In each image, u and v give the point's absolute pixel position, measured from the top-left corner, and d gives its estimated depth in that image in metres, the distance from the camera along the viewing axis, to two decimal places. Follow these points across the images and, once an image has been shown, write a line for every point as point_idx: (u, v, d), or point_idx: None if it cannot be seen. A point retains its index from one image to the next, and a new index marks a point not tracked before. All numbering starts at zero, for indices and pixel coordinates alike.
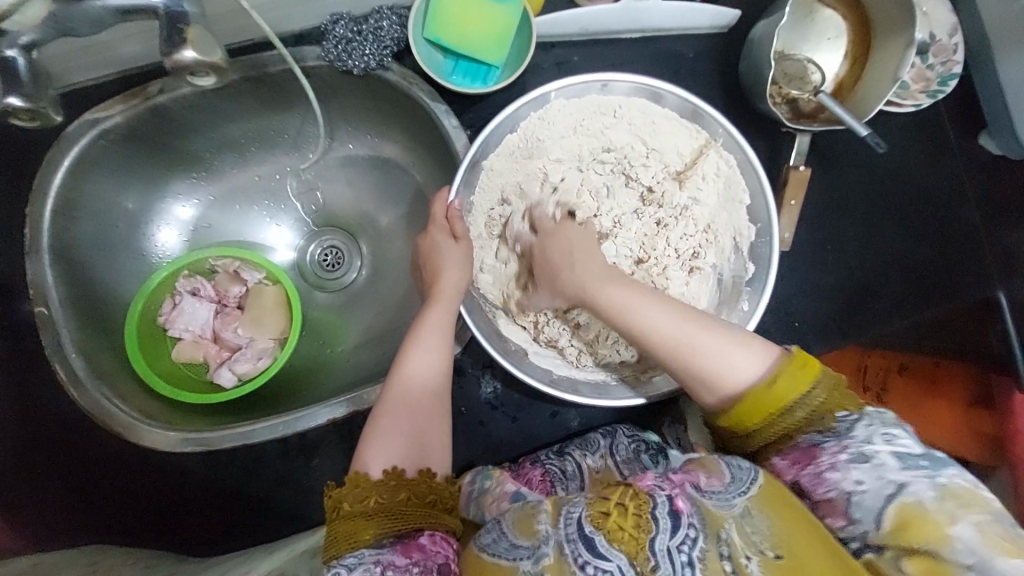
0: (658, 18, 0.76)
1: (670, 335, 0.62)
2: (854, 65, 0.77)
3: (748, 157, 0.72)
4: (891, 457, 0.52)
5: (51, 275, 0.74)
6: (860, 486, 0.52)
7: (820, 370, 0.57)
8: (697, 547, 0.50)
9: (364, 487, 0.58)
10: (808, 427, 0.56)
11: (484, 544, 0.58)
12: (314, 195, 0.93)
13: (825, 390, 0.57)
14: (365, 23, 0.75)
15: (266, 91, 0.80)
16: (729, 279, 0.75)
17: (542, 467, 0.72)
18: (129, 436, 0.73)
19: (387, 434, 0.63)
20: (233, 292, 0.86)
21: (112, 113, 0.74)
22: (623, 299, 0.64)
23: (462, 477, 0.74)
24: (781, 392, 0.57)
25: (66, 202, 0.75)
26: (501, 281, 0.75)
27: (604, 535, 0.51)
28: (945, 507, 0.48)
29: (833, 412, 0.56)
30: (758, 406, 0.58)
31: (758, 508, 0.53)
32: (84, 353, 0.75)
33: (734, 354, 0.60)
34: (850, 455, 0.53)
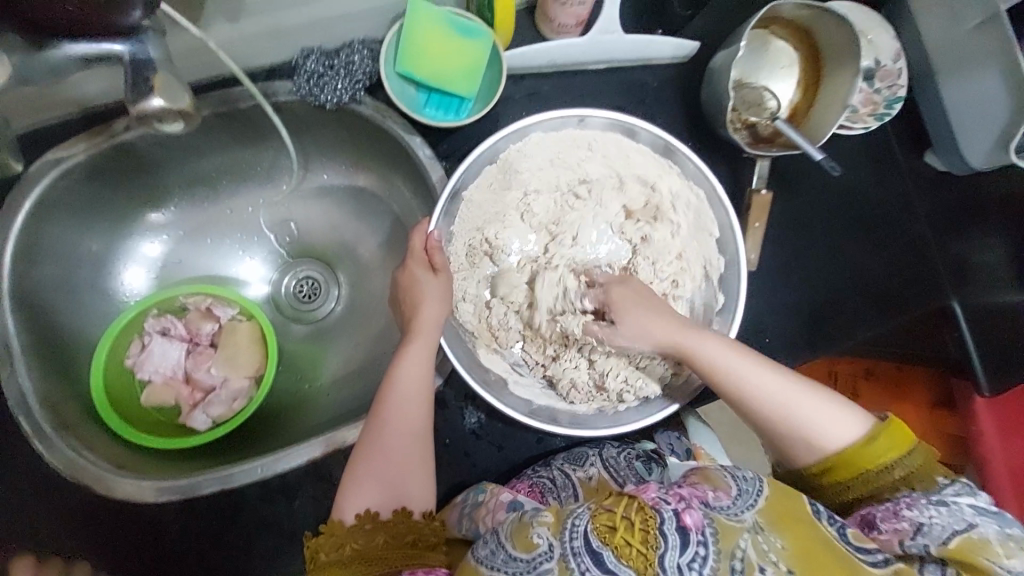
0: (622, 50, 0.79)
1: (776, 394, 0.64)
2: (807, 91, 0.82)
3: (717, 190, 0.74)
4: (970, 507, 0.55)
5: (10, 323, 0.70)
6: (931, 519, 0.55)
7: (913, 441, 0.59)
8: (707, 565, 0.51)
9: (340, 535, 0.58)
10: (902, 491, 0.58)
11: (481, 557, 0.57)
12: (287, 227, 0.92)
13: (920, 455, 0.59)
14: (336, 57, 0.76)
15: (237, 126, 0.79)
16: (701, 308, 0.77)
17: (531, 479, 0.73)
18: (96, 489, 0.69)
19: (366, 476, 0.63)
20: (204, 330, 0.84)
21: (73, 151, 0.72)
22: (718, 354, 0.66)
23: (453, 499, 0.73)
24: (873, 453, 0.60)
25: (25, 246, 0.72)
26: (480, 310, 0.76)
27: (612, 551, 0.51)
28: (1006, 546, 0.52)
29: (933, 477, 0.58)
30: (846, 466, 0.61)
31: (769, 522, 0.56)
32: (45, 402, 0.71)
33: (830, 415, 0.62)
34: (931, 500, 0.56)
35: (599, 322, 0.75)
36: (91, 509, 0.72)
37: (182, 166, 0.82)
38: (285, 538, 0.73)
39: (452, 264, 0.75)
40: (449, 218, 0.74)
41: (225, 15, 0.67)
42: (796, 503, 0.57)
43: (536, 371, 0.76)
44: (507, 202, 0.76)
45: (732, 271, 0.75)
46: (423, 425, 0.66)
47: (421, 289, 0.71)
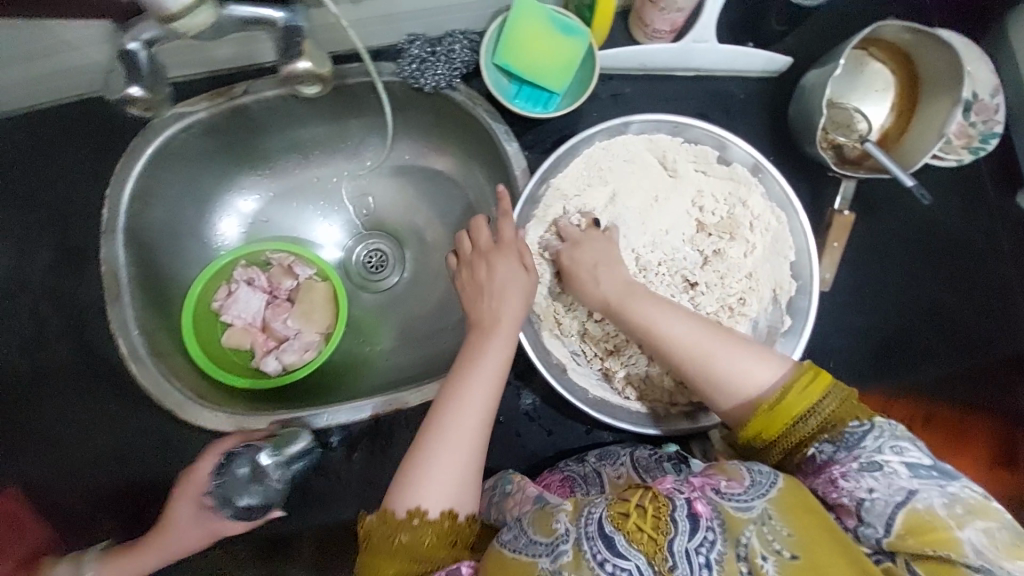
0: (713, 60, 0.81)
1: (698, 344, 0.64)
2: (900, 116, 0.80)
3: (802, 224, 0.74)
4: (902, 467, 0.55)
5: (123, 255, 0.77)
6: (871, 493, 0.56)
7: (829, 383, 0.61)
8: (714, 551, 0.54)
9: (390, 524, 0.59)
10: (822, 437, 0.60)
11: (505, 542, 0.60)
12: (365, 200, 0.97)
13: (837, 399, 0.61)
14: (439, 45, 0.81)
15: (339, 100, 0.85)
16: (765, 329, 0.76)
17: (562, 472, 0.74)
18: (179, 415, 0.75)
19: (423, 466, 0.61)
20: (284, 285, 0.90)
21: (196, 108, 0.79)
22: (643, 313, 0.66)
23: (485, 482, 0.76)
24: (793, 405, 0.61)
25: (143, 188, 0.79)
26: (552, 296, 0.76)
27: (623, 535, 0.54)
28: (953, 512, 0.52)
29: (843, 421, 0.60)
30: (773, 420, 0.62)
31: (779, 511, 0.57)
32: (144, 329, 0.78)
33: (753, 365, 0.63)
34: (863, 465, 0.57)
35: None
36: (168, 438, 0.77)
37: (283, 133, 0.89)
38: (342, 485, 0.78)
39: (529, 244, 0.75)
40: (533, 204, 0.75)
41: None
42: (809, 499, 0.58)
43: (593, 362, 0.76)
44: (595, 194, 0.77)
45: (802, 295, 0.74)
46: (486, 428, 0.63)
47: (496, 287, 0.69)
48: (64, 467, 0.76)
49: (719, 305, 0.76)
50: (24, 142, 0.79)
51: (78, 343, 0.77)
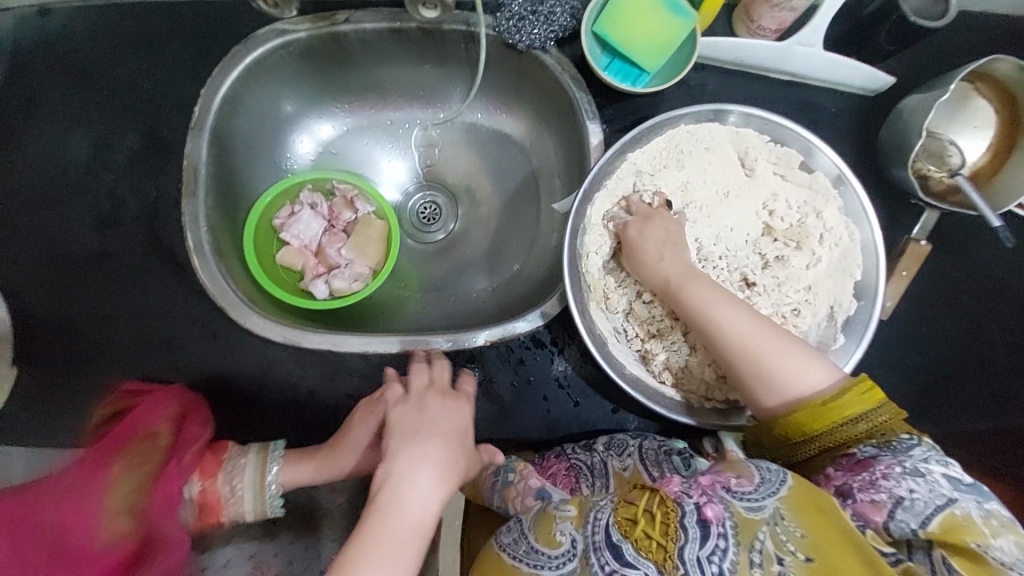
0: (813, 67, 0.79)
1: (753, 335, 0.66)
2: (996, 157, 0.77)
3: (875, 240, 0.72)
4: (945, 479, 0.55)
5: (205, 154, 0.80)
6: (912, 493, 0.55)
7: (882, 397, 0.62)
8: (726, 559, 0.55)
9: None
10: (865, 441, 0.61)
11: (504, 544, 0.69)
12: (433, 152, 0.99)
13: (888, 412, 0.61)
14: (541, 4, 0.80)
15: (430, 46, 0.87)
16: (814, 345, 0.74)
17: (568, 460, 0.76)
18: (229, 313, 0.79)
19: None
20: (344, 216, 0.92)
21: (298, 28, 0.82)
22: (702, 294, 0.69)
23: (485, 466, 0.78)
24: (840, 407, 0.62)
25: (233, 95, 0.83)
26: (604, 270, 0.77)
27: (632, 545, 0.58)
28: (990, 523, 0.52)
29: (894, 431, 0.61)
30: (815, 418, 0.62)
31: (790, 511, 0.57)
32: (211, 227, 0.81)
33: (804, 364, 0.65)
34: (906, 469, 0.57)
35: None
36: (213, 333, 0.80)
37: (369, 70, 0.91)
38: None
39: (591, 214, 0.75)
40: (604, 177, 0.74)
41: None
42: (819, 493, 0.57)
43: (632, 343, 0.77)
44: (669, 177, 0.77)
45: (862, 314, 0.72)
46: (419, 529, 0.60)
47: (433, 419, 0.66)
48: (114, 338, 0.80)
49: (772, 311, 0.75)
50: (137, 31, 0.83)
51: (149, 227, 0.81)
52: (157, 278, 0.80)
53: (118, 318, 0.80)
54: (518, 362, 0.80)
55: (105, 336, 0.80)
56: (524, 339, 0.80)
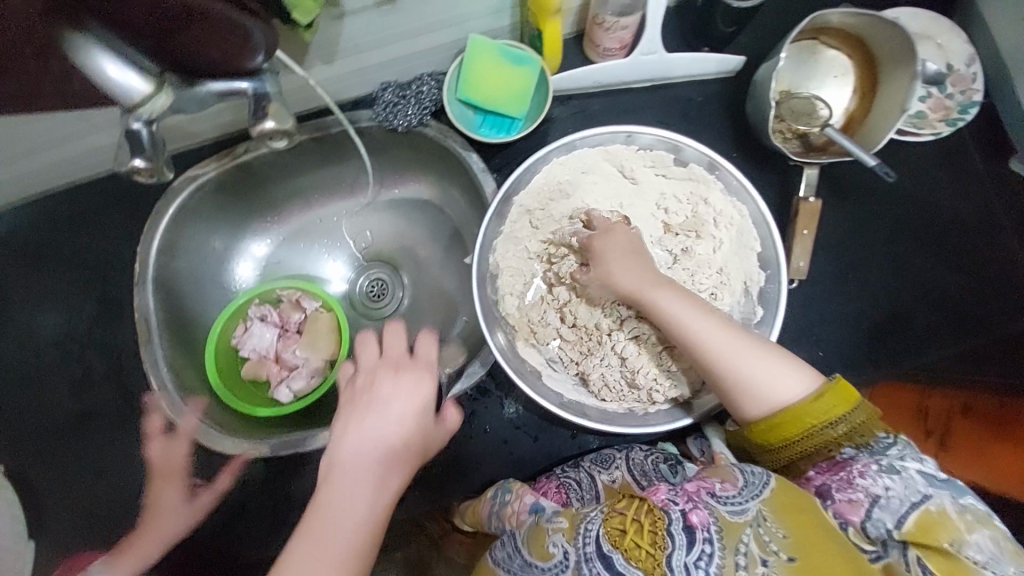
0: (666, 68, 0.84)
1: (732, 346, 0.65)
2: (863, 99, 0.81)
3: (760, 209, 0.77)
4: (920, 474, 0.57)
5: (153, 303, 0.88)
6: (888, 491, 0.57)
7: (857, 398, 0.63)
8: (713, 563, 0.55)
9: None
10: (844, 444, 0.63)
11: (501, 557, 0.71)
12: (364, 236, 1.06)
13: (864, 412, 0.63)
14: (409, 88, 0.88)
15: (326, 149, 0.95)
16: (739, 322, 0.77)
17: (558, 479, 0.78)
18: (200, 439, 0.86)
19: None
20: (294, 318, 0.98)
21: (206, 170, 0.90)
22: (676, 309, 0.67)
23: (486, 493, 0.80)
24: (820, 411, 0.63)
25: (168, 243, 0.91)
26: (523, 308, 0.81)
27: (621, 554, 0.57)
28: (965, 518, 0.54)
29: (871, 432, 0.63)
30: (793, 423, 0.63)
31: (772, 512, 0.58)
32: (172, 367, 0.88)
33: (785, 372, 0.64)
34: (882, 466, 0.59)
35: (632, 328, 0.77)
36: (195, 462, 0.88)
37: (283, 183, 0.99)
38: None
39: (500, 259, 0.80)
40: (500, 219, 0.80)
41: (324, 58, 0.78)
42: (802, 496, 0.60)
43: (569, 368, 0.80)
44: (560, 207, 0.81)
45: (771, 285, 0.77)
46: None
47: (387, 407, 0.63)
48: (108, 488, 0.87)
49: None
50: (67, 211, 0.92)
51: (120, 382, 0.89)
52: (134, 424, 0.88)
53: (108, 469, 0.87)
54: (472, 414, 0.83)
55: (100, 488, 0.87)
56: (471, 391, 0.83)
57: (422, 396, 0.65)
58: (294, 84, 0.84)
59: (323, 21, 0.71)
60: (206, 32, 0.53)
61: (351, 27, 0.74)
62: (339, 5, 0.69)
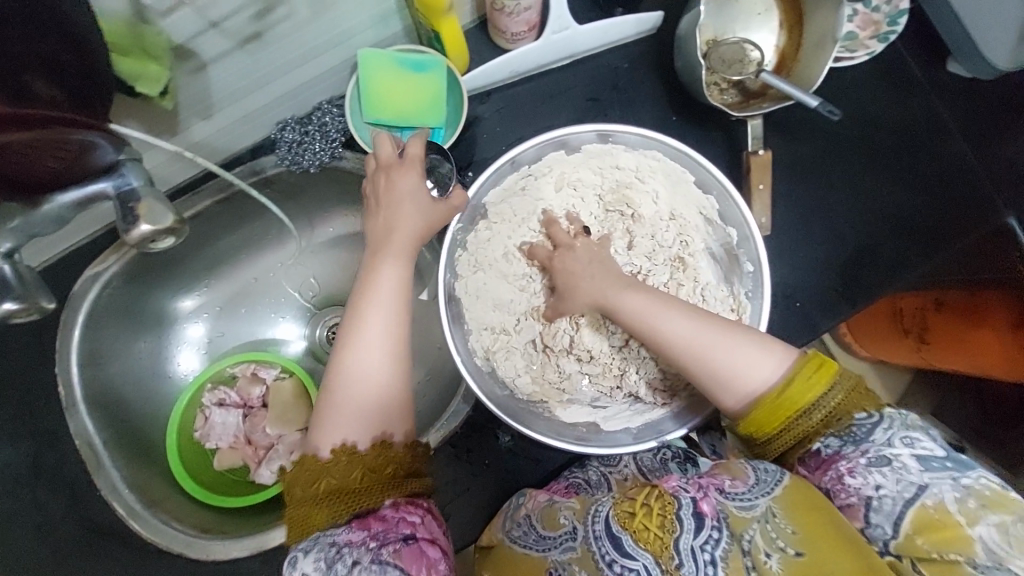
0: (582, 42, 0.77)
1: (698, 334, 0.62)
2: (792, 32, 0.77)
3: (671, 144, 0.74)
4: (913, 460, 0.52)
5: (91, 424, 0.79)
6: (879, 491, 0.52)
7: (836, 373, 0.59)
8: (720, 548, 0.52)
9: (314, 470, 0.58)
10: (825, 431, 0.58)
11: (515, 537, 0.70)
12: (309, 283, 0.95)
13: (843, 391, 0.58)
14: (310, 122, 0.80)
15: (241, 205, 0.84)
16: (721, 250, 0.76)
17: (566, 480, 0.76)
18: (191, 553, 0.78)
19: (341, 376, 0.61)
20: (255, 393, 0.90)
21: (108, 264, 0.80)
22: (640, 309, 0.64)
23: (504, 503, 0.78)
24: (795, 397, 0.59)
25: (89, 353, 0.81)
26: (517, 361, 0.76)
27: (631, 535, 0.53)
28: (966, 508, 0.48)
29: (849, 413, 0.58)
30: (776, 412, 0.59)
31: (782, 508, 0.54)
32: (135, 484, 0.81)
33: (755, 356, 0.61)
34: (872, 460, 0.54)
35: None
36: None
37: (203, 252, 0.88)
38: None
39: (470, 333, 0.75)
40: (458, 322, 0.74)
41: (199, 114, 0.69)
42: (816, 494, 0.55)
43: (616, 396, 0.78)
44: (490, 251, 0.76)
45: (728, 202, 0.74)
46: (401, 364, 0.63)
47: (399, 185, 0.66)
48: None
49: (668, 264, 0.76)
50: None
51: (82, 515, 0.81)
52: (110, 553, 0.81)
53: None
54: (467, 452, 0.80)
55: None
56: (462, 430, 0.80)
57: (417, 204, 0.66)
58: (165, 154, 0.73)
59: (182, 78, 0.62)
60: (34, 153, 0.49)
61: (219, 76, 0.65)
62: (193, 57, 0.60)
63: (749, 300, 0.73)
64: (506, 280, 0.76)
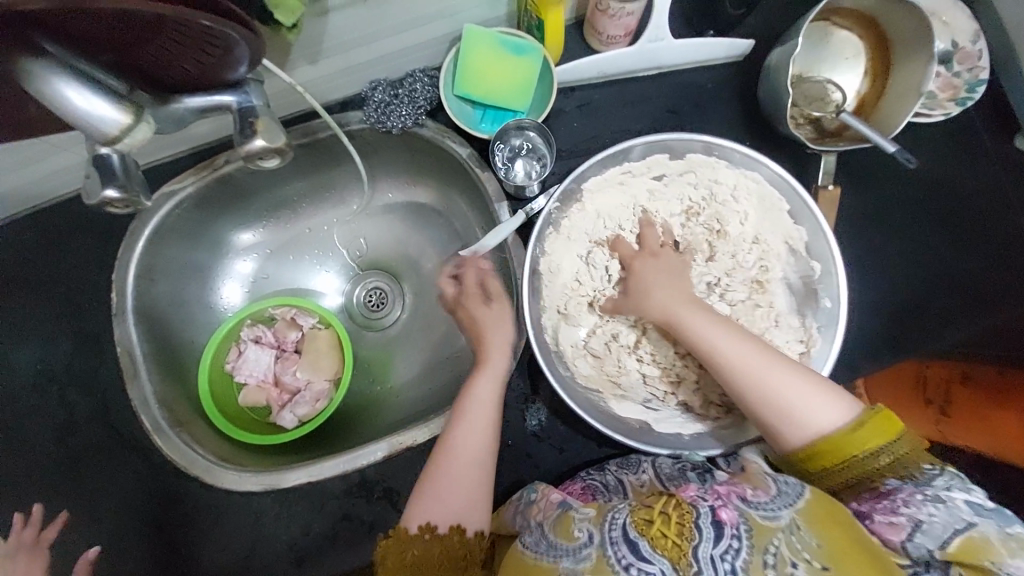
0: (673, 56, 0.80)
1: (755, 363, 0.64)
2: (876, 81, 0.79)
3: (775, 171, 0.75)
4: (966, 504, 0.53)
5: (135, 334, 0.81)
6: (930, 517, 0.53)
7: (902, 428, 0.59)
8: (740, 558, 0.51)
9: (402, 539, 0.63)
10: (888, 476, 0.59)
11: (527, 545, 0.65)
12: (358, 243, 0.97)
13: (908, 444, 0.59)
14: (401, 87, 0.82)
15: (317, 154, 0.87)
16: (800, 282, 0.78)
17: (583, 481, 0.76)
18: (205, 479, 0.79)
19: (427, 485, 0.67)
20: (290, 337, 0.92)
21: (184, 185, 0.82)
22: (704, 329, 0.67)
23: (514, 494, 0.78)
24: (861, 442, 0.59)
25: (146, 268, 0.83)
26: (576, 347, 0.80)
27: (648, 541, 0.53)
28: (1010, 545, 0.49)
29: (917, 464, 0.58)
30: (834, 453, 0.60)
31: (806, 522, 0.55)
32: (164, 403, 0.81)
33: (817, 395, 0.62)
34: (927, 496, 0.55)
35: None
36: (198, 501, 0.81)
37: (271, 192, 0.90)
38: (364, 528, 0.81)
39: (547, 306, 0.79)
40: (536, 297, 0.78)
41: (307, 58, 0.72)
42: (836, 506, 0.57)
43: (667, 400, 0.80)
44: (579, 237, 0.80)
45: (818, 238, 0.75)
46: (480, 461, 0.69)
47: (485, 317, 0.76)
48: (105, 535, 0.81)
49: (746, 285, 0.79)
50: (34, 239, 0.84)
51: (109, 423, 0.83)
52: (127, 465, 0.82)
53: (104, 514, 0.82)
54: None
55: (97, 534, 0.81)
56: None
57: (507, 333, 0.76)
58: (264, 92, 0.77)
59: (306, 18, 0.64)
60: (176, 48, 0.46)
61: (336, 25, 0.68)
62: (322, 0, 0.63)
63: (820, 333, 0.75)
64: (588, 267, 0.80)
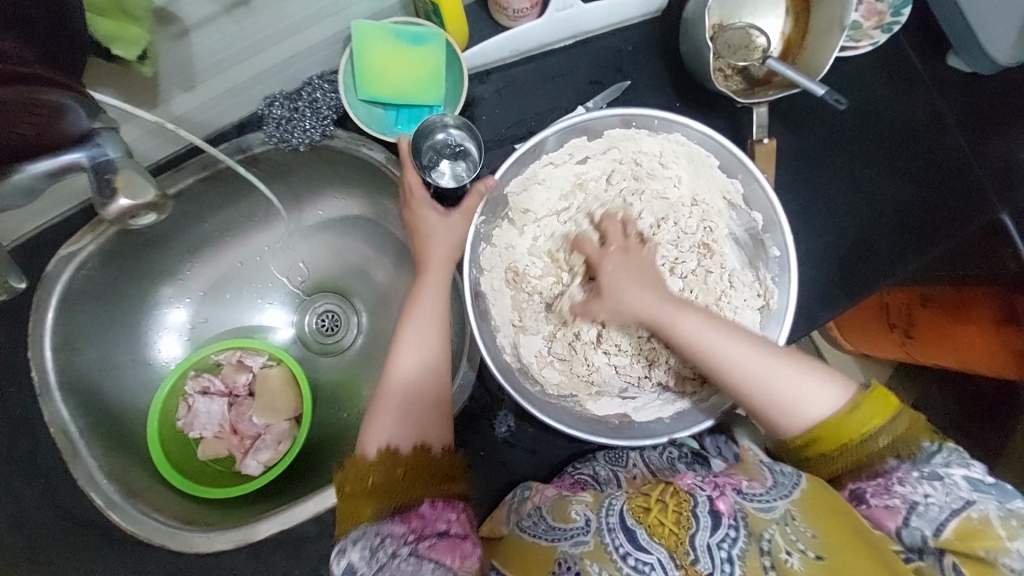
0: (586, 22, 0.75)
1: (755, 361, 0.60)
2: (798, 19, 0.76)
3: (693, 127, 0.72)
4: (964, 480, 0.49)
5: (66, 410, 0.76)
6: (926, 498, 0.49)
7: (898, 406, 0.55)
8: (737, 546, 0.48)
9: (360, 467, 0.58)
10: (888, 458, 0.54)
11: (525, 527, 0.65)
12: (298, 268, 0.91)
13: (906, 422, 0.54)
14: (299, 98, 0.77)
15: (224, 186, 0.81)
16: (746, 235, 0.76)
17: (572, 476, 0.73)
18: (173, 545, 0.75)
19: (387, 413, 0.63)
20: (241, 381, 0.86)
21: (83, 244, 0.75)
22: (696, 330, 0.62)
23: (506, 497, 0.77)
24: (854, 424, 0.55)
25: (63, 338, 0.77)
26: (540, 351, 0.77)
27: (645, 529, 0.51)
28: (1010, 525, 0.45)
29: (917, 440, 0.54)
30: (830, 436, 0.56)
31: (802, 511, 0.51)
32: (113, 475, 0.77)
33: (812, 386, 0.58)
34: (923, 473, 0.51)
35: None
36: (170, 567, 0.79)
37: (185, 233, 0.84)
38: None
39: (497, 323, 0.75)
40: (485, 319, 0.73)
41: (181, 85, 0.66)
42: (836, 496, 0.51)
43: (643, 385, 0.78)
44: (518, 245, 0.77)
45: (752, 187, 0.72)
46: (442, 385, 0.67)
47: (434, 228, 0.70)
48: None
49: (694, 250, 0.77)
50: None
51: (57, 506, 0.78)
52: (84, 546, 0.78)
53: None
54: (463, 444, 0.79)
55: None
56: (458, 420, 0.79)
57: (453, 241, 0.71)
58: (143, 128, 0.70)
59: (162, 43, 0.58)
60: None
61: (203, 46, 0.62)
62: (177, 21, 0.56)
63: (776, 285, 0.73)
64: (540, 270, 0.77)
